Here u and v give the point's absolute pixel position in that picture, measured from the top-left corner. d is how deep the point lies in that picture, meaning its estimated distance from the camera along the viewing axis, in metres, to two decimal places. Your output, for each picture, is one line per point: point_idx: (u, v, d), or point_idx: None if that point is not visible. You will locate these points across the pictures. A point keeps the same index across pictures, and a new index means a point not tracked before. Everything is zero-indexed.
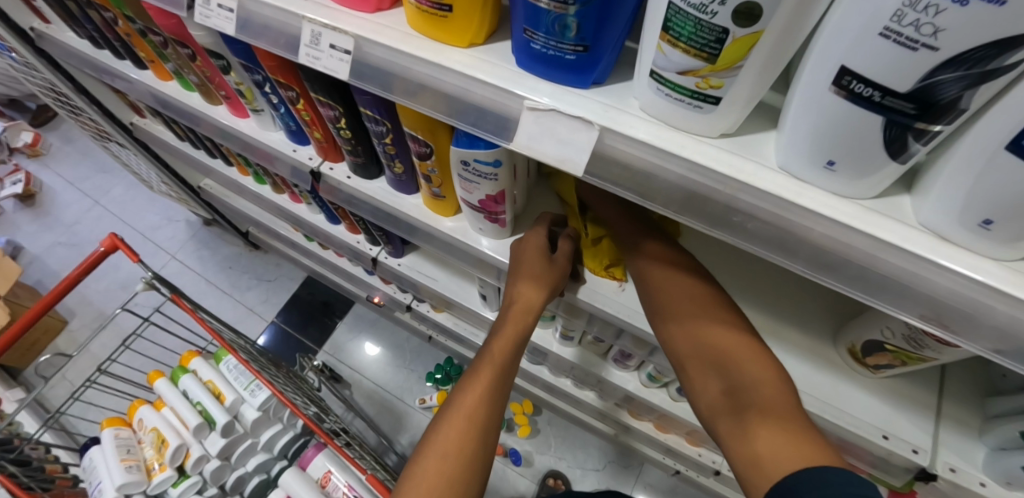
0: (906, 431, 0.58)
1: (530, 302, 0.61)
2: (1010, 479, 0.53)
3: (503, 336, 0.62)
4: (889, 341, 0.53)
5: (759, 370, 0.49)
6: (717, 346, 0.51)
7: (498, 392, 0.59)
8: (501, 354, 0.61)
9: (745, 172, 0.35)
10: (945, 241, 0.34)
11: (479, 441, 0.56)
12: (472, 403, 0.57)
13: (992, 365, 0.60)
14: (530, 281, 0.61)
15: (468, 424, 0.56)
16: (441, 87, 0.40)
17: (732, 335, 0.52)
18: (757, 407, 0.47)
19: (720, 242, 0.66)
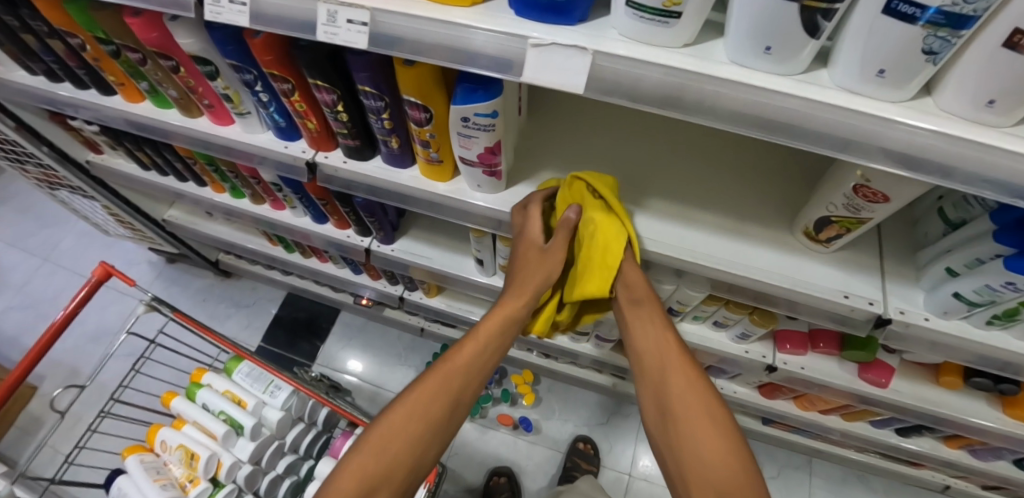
0: (862, 289, 0.71)
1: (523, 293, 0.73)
2: (945, 309, 0.69)
3: (491, 322, 0.73)
4: (835, 214, 0.66)
5: (716, 431, 0.62)
6: (688, 412, 0.64)
7: (479, 368, 0.70)
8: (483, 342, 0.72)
9: (707, 68, 0.44)
10: (859, 96, 0.45)
11: (456, 405, 0.67)
12: (455, 376, 0.69)
13: (916, 228, 0.75)
14: (531, 267, 0.73)
15: (452, 385, 0.68)
16: (452, 40, 0.47)
17: (698, 397, 0.65)
18: (715, 476, 0.59)
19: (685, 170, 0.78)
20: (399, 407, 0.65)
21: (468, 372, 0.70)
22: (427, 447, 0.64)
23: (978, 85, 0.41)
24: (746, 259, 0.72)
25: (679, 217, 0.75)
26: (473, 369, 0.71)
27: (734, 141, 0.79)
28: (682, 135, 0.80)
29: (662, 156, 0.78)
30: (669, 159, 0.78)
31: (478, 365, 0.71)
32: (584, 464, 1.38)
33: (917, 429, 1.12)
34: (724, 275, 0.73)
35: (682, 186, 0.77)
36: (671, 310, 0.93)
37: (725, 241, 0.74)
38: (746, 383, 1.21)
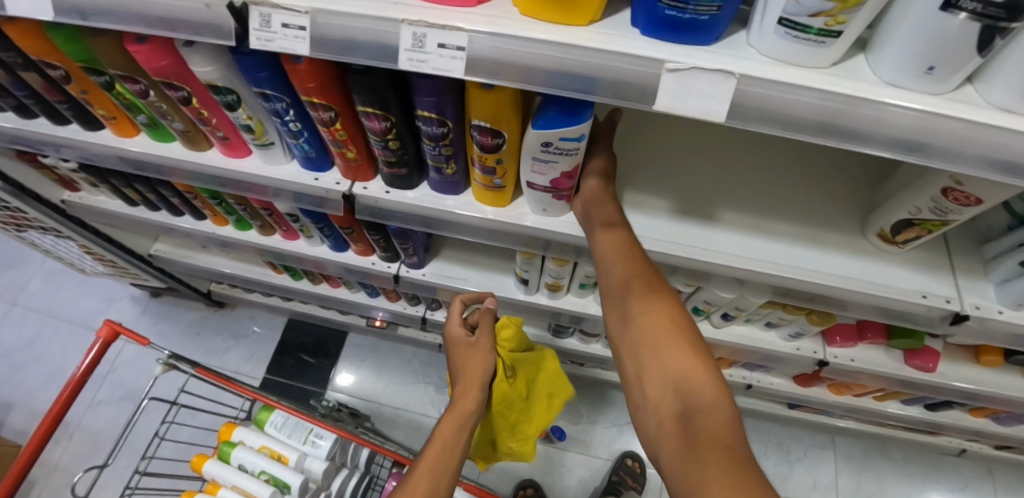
0: (937, 288, 0.70)
1: (473, 384, 0.76)
2: (1019, 302, 0.67)
3: (452, 415, 0.73)
4: (917, 217, 0.64)
5: (668, 325, 0.58)
6: (649, 328, 0.59)
7: (450, 455, 0.68)
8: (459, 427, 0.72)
9: (861, 90, 0.40)
10: (1011, 113, 0.42)
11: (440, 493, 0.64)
12: (432, 462, 0.67)
13: (977, 221, 0.75)
14: (472, 363, 0.78)
15: (435, 471, 0.66)
16: (569, 67, 0.41)
17: (651, 306, 0.60)
18: (676, 379, 0.53)
19: (749, 175, 0.73)
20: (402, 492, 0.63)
21: (434, 474, 0.65)
22: None
23: None
24: (828, 267, 0.69)
25: (754, 228, 0.70)
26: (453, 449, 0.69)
27: (793, 144, 0.76)
28: (740, 140, 0.75)
29: (722, 163, 0.74)
30: (733, 166, 0.74)
31: (447, 445, 0.69)
32: (629, 480, 1.34)
33: (948, 404, 1.15)
34: (806, 285, 0.68)
35: (750, 194, 0.72)
36: (724, 315, 0.90)
37: (803, 249, 0.69)
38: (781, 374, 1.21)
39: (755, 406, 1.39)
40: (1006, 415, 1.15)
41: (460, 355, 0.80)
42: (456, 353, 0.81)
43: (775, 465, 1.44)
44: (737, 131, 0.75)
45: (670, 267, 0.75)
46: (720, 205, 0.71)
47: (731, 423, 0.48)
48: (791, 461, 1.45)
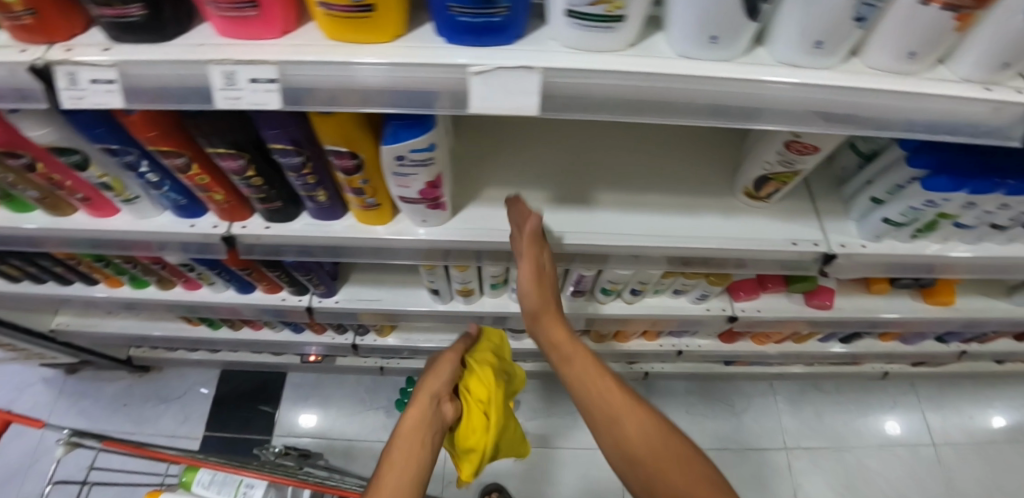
0: (806, 233, 0.74)
1: (428, 398, 0.70)
2: (877, 233, 0.74)
3: (414, 410, 0.68)
4: (771, 171, 0.68)
5: (592, 365, 0.70)
6: (584, 369, 0.69)
7: (419, 453, 0.63)
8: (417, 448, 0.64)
9: (657, 66, 0.43)
10: (798, 67, 0.46)
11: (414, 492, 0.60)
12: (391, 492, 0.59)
13: (835, 165, 0.81)
14: (442, 362, 0.75)
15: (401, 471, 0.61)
16: (384, 83, 0.42)
17: (592, 373, 0.68)
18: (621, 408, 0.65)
19: (622, 155, 0.77)
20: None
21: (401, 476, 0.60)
22: None
23: (897, 40, 0.44)
24: (703, 229, 0.73)
25: (632, 204, 0.73)
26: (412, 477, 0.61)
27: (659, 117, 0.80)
28: (610, 124, 0.79)
29: (597, 148, 0.77)
30: (607, 150, 0.77)
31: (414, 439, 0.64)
32: None
33: (858, 334, 1.24)
34: (687, 251, 0.72)
35: (626, 173, 0.75)
36: (633, 291, 0.93)
37: (680, 218, 0.73)
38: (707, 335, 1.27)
39: (695, 369, 1.45)
40: (909, 334, 1.26)
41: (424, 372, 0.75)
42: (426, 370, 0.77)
43: (724, 420, 1.51)
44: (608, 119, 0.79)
45: (568, 256, 0.77)
46: (599, 186, 0.74)
47: (675, 439, 0.62)
48: (738, 413, 1.52)
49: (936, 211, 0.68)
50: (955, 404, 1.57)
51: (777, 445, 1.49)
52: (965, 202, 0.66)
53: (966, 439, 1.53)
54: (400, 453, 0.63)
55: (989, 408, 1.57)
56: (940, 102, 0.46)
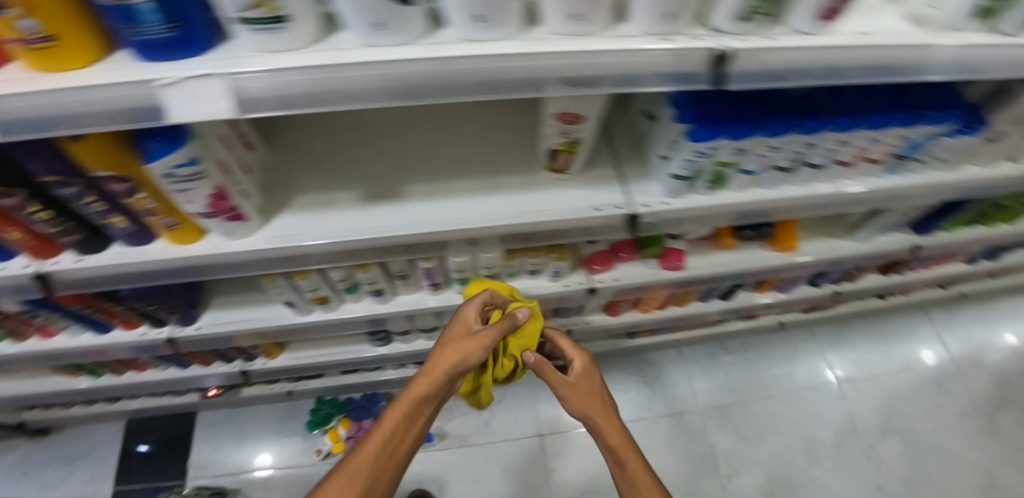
0: (608, 198, 0.77)
1: (431, 375, 0.75)
2: (675, 190, 0.77)
3: (409, 394, 0.75)
4: (556, 143, 0.71)
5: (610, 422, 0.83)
6: (603, 424, 0.82)
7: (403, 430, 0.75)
8: (395, 426, 0.74)
9: (340, 58, 0.46)
10: (480, 41, 0.48)
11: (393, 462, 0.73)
12: (364, 463, 0.71)
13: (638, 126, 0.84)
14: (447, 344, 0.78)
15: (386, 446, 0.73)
16: (83, 106, 0.45)
17: (619, 438, 0.81)
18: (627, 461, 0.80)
19: (430, 147, 0.81)
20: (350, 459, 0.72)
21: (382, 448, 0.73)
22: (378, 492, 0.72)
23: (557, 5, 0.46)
24: (507, 207, 0.76)
25: (437, 193, 0.76)
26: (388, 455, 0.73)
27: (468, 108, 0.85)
28: (421, 120, 0.84)
29: (406, 143, 0.81)
30: (417, 144, 0.81)
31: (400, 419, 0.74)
32: None
33: (733, 289, 1.31)
34: (491, 230, 0.74)
35: (436, 164, 0.79)
36: (488, 278, 0.96)
37: (485, 199, 0.76)
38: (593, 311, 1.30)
39: (601, 347, 1.50)
40: (781, 283, 1.33)
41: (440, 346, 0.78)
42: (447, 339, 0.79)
43: (637, 392, 1.57)
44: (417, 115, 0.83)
45: (401, 246, 0.75)
46: (407, 179, 0.77)
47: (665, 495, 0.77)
48: (650, 383, 1.59)
49: (711, 160, 0.72)
50: (857, 340, 1.71)
51: (689, 407, 1.56)
52: (731, 150, 0.71)
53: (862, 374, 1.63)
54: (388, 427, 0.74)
55: (886, 343, 1.70)
56: (621, 57, 0.50)
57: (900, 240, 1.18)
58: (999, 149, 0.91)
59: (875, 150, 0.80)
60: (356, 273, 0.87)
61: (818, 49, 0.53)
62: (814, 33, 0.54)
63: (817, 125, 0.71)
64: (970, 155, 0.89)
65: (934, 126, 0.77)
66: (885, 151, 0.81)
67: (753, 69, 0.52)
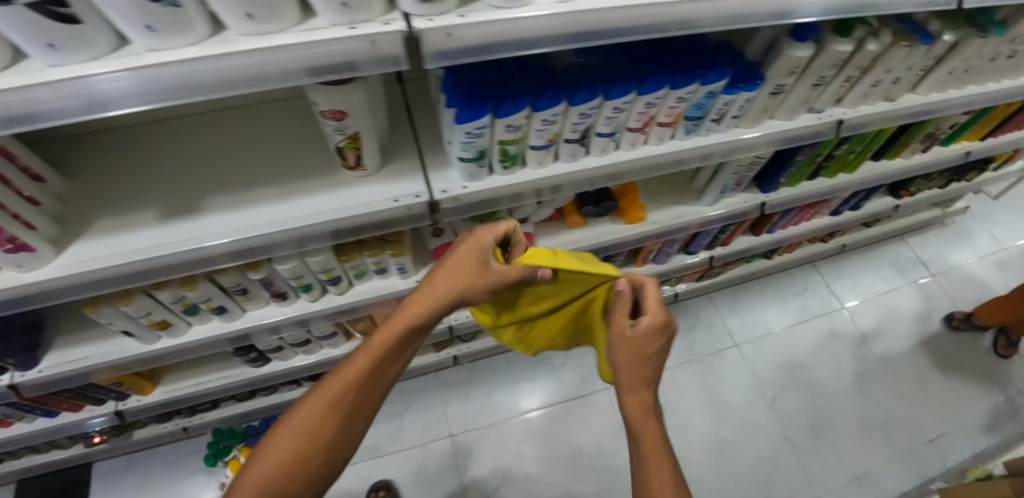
0: (407, 189, 0.80)
1: (418, 302, 0.72)
2: (470, 173, 0.80)
3: (387, 329, 0.72)
4: (338, 139, 0.73)
5: (642, 384, 0.74)
6: (629, 382, 0.75)
7: (375, 369, 0.71)
8: (381, 349, 0.72)
9: (26, 81, 0.47)
10: (168, 48, 0.50)
11: (358, 398, 0.71)
12: (343, 385, 0.70)
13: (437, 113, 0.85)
14: (446, 270, 0.72)
15: (353, 385, 0.70)
16: None
17: (641, 413, 0.74)
18: (639, 425, 0.73)
19: (232, 159, 0.82)
20: (318, 398, 0.70)
21: (351, 386, 0.70)
22: (345, 430, 0.70)
23: (227, 3, 0.48)
24: (307, 208, 0.77)
25: (238, 203, 0.78)
26: (366, 382, 0.71)
27: (271, 118, 0.87)
28: (224, 135, 0.85)
29: (209, 160, 0.82)
30: (218, 158, 0.82)
31: (369, 359, 0.71)
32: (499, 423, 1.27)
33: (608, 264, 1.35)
34: (292, 233, 0.76)
35: (237, 175, 0.80)
36: (333, 282, 0.97)
37: (285, 204, 0.78)
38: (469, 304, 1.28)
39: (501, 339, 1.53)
40: (655, 253, 1.39)
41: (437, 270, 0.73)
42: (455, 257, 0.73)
43: (546, 379, 1.60)
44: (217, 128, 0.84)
45: (207, 260, 0.76)
46: (209, 194, 0.78)
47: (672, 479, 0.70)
48: (558, 369, 1.62)
49: (490, 139, 0.74)
50: (747, 304, 1.80)
51: (598, 386, 1.60)
52: (503, 126, 0.72)
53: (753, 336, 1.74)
54: (359, 364, 0.71)
55: (774, 302, 1.81)
56: (317, 48, 0.52)
57: (746, 199, 1.26)
58: (793, 102, 0.97)
59: (662, 112, 0.84)
60: (184, 292, 0.87)
61: (516, 20, 0.56)
62: (513, 5, 0.56)
63: (585, 94, 0.74)
64: (762, 113, 0.96)
65: (708, 84, 0.82)
66: (672, 113, 0.84)
67: (445, 44, 0.55)
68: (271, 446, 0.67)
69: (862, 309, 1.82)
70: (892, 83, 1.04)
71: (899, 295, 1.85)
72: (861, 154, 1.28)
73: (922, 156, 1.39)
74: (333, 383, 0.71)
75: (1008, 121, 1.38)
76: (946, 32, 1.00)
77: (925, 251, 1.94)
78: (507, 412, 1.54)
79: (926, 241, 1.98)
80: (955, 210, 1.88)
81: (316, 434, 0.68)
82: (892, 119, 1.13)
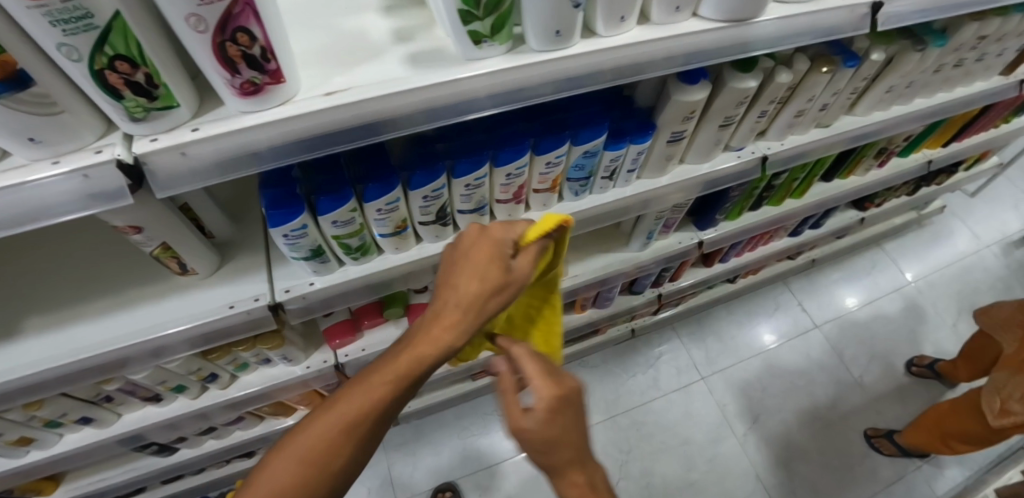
0: (247, 290, 0.70)
1: (446, 317, 0.54)
2: (314, 269, 0.71)
3: (419, 342, 0.54)
4: (153, 248, 0.63)
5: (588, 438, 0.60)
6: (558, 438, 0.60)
7: (401, 389, 0.54)
8: (410, 371, 0.54)
9: None
10: None
11: (377, 420, 0.55)
12: (361, 405, 0.53)
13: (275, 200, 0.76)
14: (472, 278, 0.54)
15: (368, 407, 0.53)
16: None
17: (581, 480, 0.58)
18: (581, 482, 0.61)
19: (43, 271, 0.70)
20: (330, 408, 0.54)
21: (369, 404, 0.53)
22: (358, 451, 0.54)
23: None
24: (135, 322, 0.66)
25: (51, 324, 0.66)
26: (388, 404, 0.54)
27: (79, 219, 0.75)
28: (23, 242, 0.72)
29: (11, 276, 0.69)
30: (29, 270, 0.70)
31: (393, 380, 0.54)
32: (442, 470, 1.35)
33: None
34: (117, 353, 0.64)
35: (57, 288, 0.69)
36: (211, 377, 0.87)
37: (111, 319, 0.66)
38: None
39: (444, 394, 1.43)
40: (594, 298, 1.27)
41: (467, 265, 0.55)
42: (491, 250, 0.55)
43: (497, 431, 1.50)
44: (27, 233, 0.72)
45: (14, 394, 0.63)
46: (14, 318, 0.66)
47: None
48: None
49: (320, 235, 0.65)
50: (712, 334, 1.69)
51: None
52: (328, 223, 0.63)
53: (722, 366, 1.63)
54: (382, 380, 0.54)
55: (740, 331, 1.70)
56: (36, 188, 0.44)
57: (681, 239, 1.15)
58: (700, 144, 0.85)
59: (534, 179, 0.73)
60: (34, 413, 0.75)
61: (270, 125, 0.47)
62: (263, 107, 0.47)
63: (423, 176, 0.63)
64: (666, 160, 0.83)
65: (582, 144, 0.69)
66: (546, 179, 0.73)
67: (182, 165, 0.47)
68: (269, 462, 0.52)
69: (838, 326, 1.71)
70: (820, 110, 0.92)
71: (877, 307, 1.74)
72: (805, 180, 1.19)
73: (880, 171, 1.32)
74: (342, 404, 0.53)
75: (970, 126, 1.33)
76: (875, 49, 0.87)
77: (902, 258, 1.83)
78: (458, 471, 1.44)
79: (902, 247, 1.86)
80: (931, 211, 1.79)
81: (321, 461, 0.52)
82: (829, 147, 1.02)
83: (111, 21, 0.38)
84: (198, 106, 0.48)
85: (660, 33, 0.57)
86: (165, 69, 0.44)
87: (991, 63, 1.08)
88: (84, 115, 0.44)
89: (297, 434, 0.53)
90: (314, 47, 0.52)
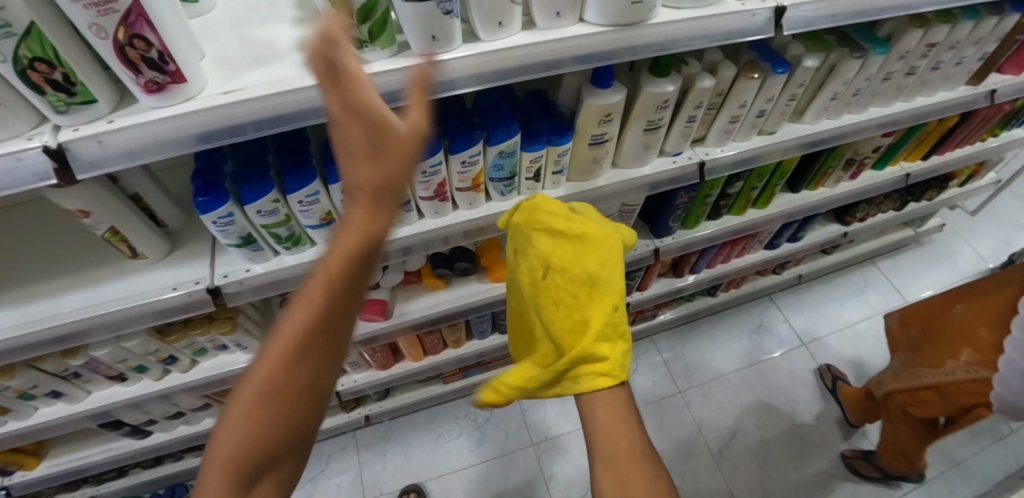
0: (189, 275, 0.77)
1: (343, 268, 0.43)
2: (249, 257, 0.77)
3: (333, 274, 0.44)
4: (103, 231, 0.70)
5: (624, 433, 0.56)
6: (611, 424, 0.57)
7: (327, 329, 0.45)
8: (329, 310, 0.44)
9: None
10: None
11: (313, 377, 0.46)
12: (282, 355, 0.44)
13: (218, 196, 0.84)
14: (378, 199, 0.41)
15: (291, 357, 0.44)
16: None
17: (622, 428, 0.56)
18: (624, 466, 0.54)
19: (16, 255, 0.79)
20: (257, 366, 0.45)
21: (290, 353, 0.44)
22: (303, 410, 0.47)
23: None
24: (86, 299, 0.74)
25: (14, 300, 0.73)
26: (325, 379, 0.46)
27: (52, 211, 0.85)
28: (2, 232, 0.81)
29: None
30: (3, 254, 0.79)
31: (318, 317, 0.44)
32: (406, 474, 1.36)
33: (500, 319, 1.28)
34: (68, 326, 0.71)
35: (24, 269, 0.77)
36: (168, 359, 0.94)
37: (68, 297, 0.74)
38: (358, 369, 1.27)
39: (414, 396, 1.47)
40: None
41: (358, 174, 0.41)
42: (340, 104, 0.40)
43: (467, 436, 1.52)
44: (7, 223, 0.82)
45: None
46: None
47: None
48: (481, 426, 1.54)
49: (248, 224, 0.71)
50: (691, 348, 1.67)
51: (522, 444, 1.50)
52: (252, 212, 0.69)
53: (699, 381, 1.60)
54: (300, 325, 0.44)
55: (722, 347, 1.67)
56: None
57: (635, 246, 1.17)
58: (630, 148, 0.89)
59: (453, 177, 0.78)
60: (6, 383, 0.83)
61: (173, 118, 0.54)
62: (170, 103, 0.54)
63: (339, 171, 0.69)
64: (593, 164, 0.87)
65: (494, 144, 0.74)
66: (466, 178, 0.78)
67: (98, 152, 0.54)
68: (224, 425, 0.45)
69: (825, 343, 1.66)
70: (757, 117, 0.94)
71: (868, 326, 1.69)
72: (764, 190, 1.19)
73: (852, 183, 1.30)
74: (258, 383, 0.44)
75: (947, 138, 1.30)
76: (808, 56, 0.88)
77: (897, 277, 1.78)
78: (426, 474, 1.46)
79: (897, 266, 1.81)
80: (928, 229, 1.74)
81: (259, 419, 0.44)
82: (778, 153, 1.03)
83: (28, 29, 0.45)
84: (116, 103, 0.56)
85: (543, 36, 0.62)
86: (83, 69, 0.51)
87: (950, 72, 1.07)
88: (20, 109, 0.51)
89: (219, 436, 0.45)
90: (221, 57, 0.60)
